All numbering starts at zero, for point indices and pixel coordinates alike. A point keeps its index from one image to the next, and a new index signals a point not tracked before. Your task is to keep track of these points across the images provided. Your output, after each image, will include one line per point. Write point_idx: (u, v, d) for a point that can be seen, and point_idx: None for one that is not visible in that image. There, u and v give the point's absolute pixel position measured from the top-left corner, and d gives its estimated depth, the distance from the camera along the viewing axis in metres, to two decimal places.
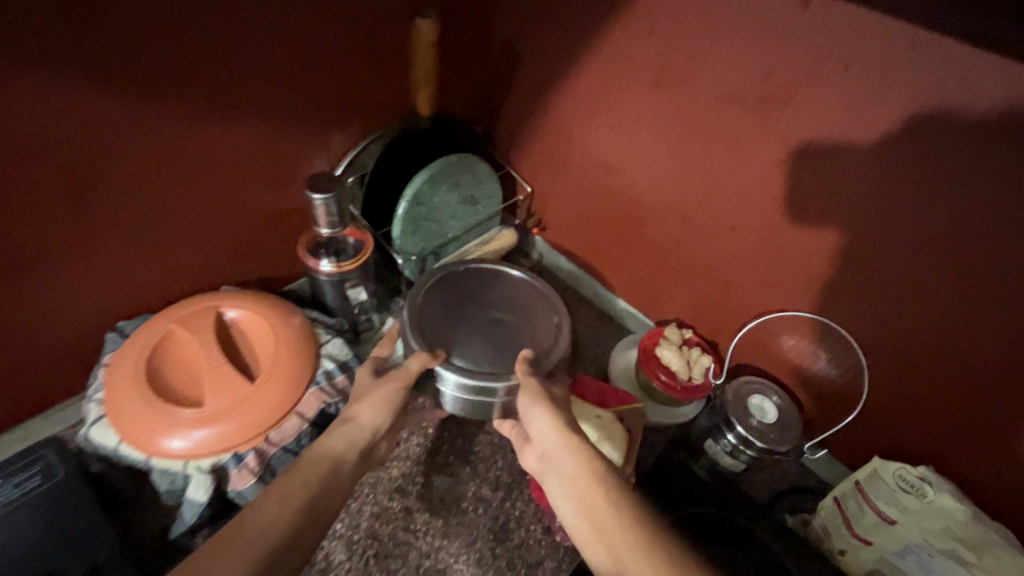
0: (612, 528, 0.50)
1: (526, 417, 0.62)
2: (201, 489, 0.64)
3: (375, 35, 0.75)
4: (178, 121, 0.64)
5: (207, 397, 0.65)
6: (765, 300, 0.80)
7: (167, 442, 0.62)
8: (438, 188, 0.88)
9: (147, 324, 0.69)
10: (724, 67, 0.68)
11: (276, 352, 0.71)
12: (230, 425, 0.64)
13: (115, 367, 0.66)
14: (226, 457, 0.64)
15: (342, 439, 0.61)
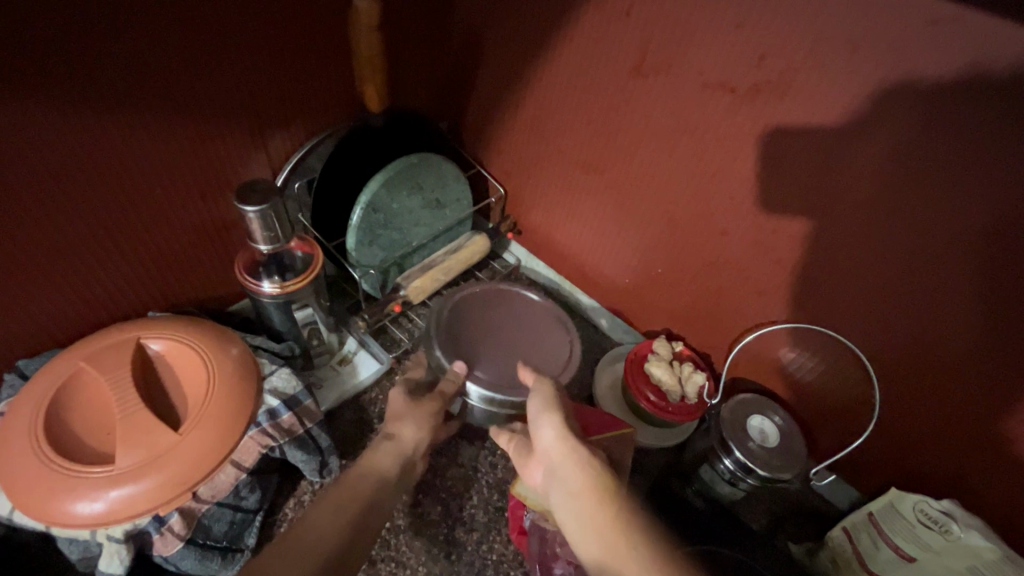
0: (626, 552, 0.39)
1: (533, 426, 0.53)
2: (115, 561, 0.55)
3: (312, 21, 0.65)
4: (71, 129, 0.53)
5: (120, 450, 0.55)
6: (760, 310, 0.73)
7: (70, 509, 0.52)
8: (396, 192, 0.78)
9: (48, 366, 0.59)
10: (710, 53, 0.59)
11: (207, 390, 0.61)
12: (145, 485, 0.54)
13: (9, 419, 0.56)
14: (144, 520, 0.55)
15: (385, 453, 0.58)
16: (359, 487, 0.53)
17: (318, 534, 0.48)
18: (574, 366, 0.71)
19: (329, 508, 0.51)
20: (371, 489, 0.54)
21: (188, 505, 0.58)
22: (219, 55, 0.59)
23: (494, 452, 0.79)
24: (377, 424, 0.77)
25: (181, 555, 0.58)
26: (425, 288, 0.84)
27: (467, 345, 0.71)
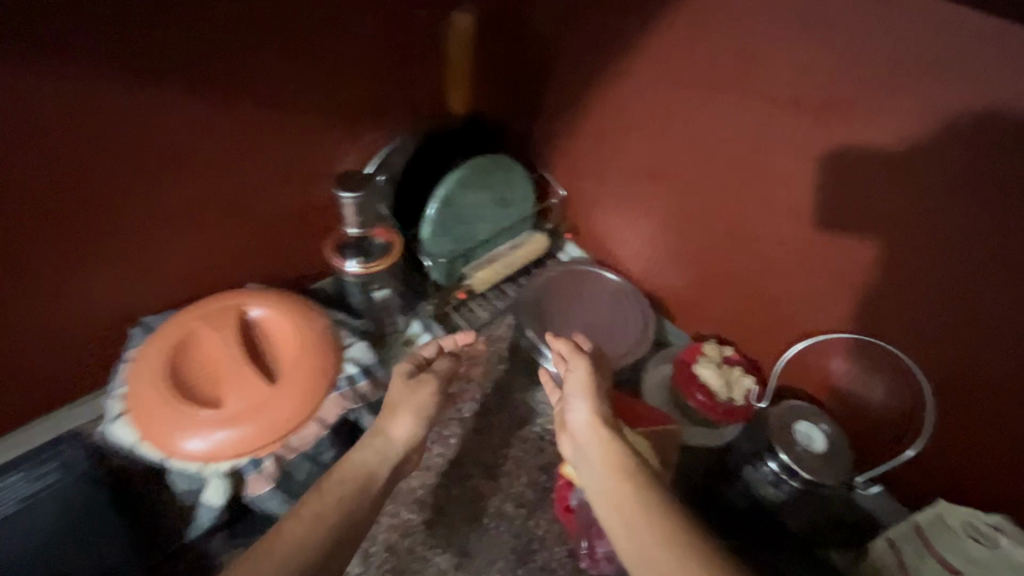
0: (634, 517, 0.45)
1: (568, 406, 0.61)
2: (218, 493, 0.63)
3: (407, 30, 0.73)
4: (206, 114, 0.63)
5: (228, 398, 0.64)
6: (813, 320, 0.74)
7: (187, 443, 0.61)
8: (469, 188, 0.85)
9: (170, 322, 0.68)
10: (777, 68, 0.63)
11: (299, 353, 0.69)
12: (249, 428, 0.62)
13: (139, 364, 0.66)
14: (244, 461, 0.63)
15: (374, 451, 0.59)
16: (344, 486, 0.54)
17: (298, 537, 0.47)
18: (639, 347, 0.88)
19: (315, 505, 0.50)
20: (355, 484, 0.54)
21: (279, 453, 0.64)
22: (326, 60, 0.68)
23: (544, 437, 0.84)
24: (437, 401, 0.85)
25: (269, 496, 0.65)
26: (488, 279, 0.92)
27: (550, 323, 0.91)
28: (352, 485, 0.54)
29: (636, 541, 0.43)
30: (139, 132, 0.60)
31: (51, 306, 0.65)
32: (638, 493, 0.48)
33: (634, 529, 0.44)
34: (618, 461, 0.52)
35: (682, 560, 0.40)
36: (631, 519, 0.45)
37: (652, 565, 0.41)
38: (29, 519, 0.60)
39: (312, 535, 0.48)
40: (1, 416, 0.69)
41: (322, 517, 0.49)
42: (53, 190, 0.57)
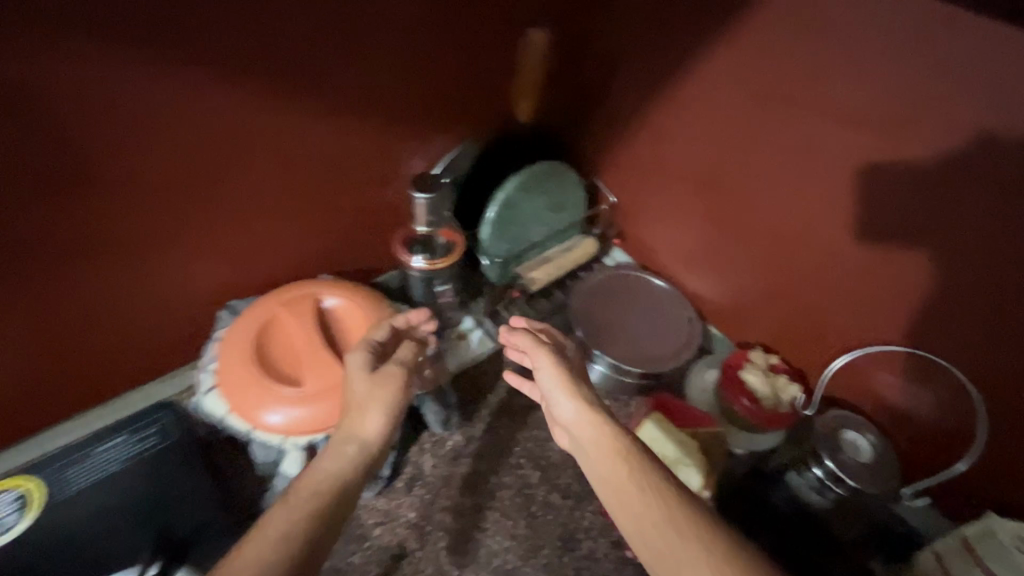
0: (640, 506, 0.47)
1: (551, 400, 0.59)
2: (295, 464, 0.70)
3: (483, 43, 0.78)
4: (305, 117, 0.70)
5: (307, 377, 0.70)
6: (864, 332, 0.76)
7: (272, 417, 0.67)
8: (527, 192, 0.89)
9: (254, 306, 0.74)
10: (842, 85, 0.66)
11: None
12: (326, 407, 0.68)
13: (228, 343, 0.72)
14: (320, 436, 0.69)
15: (341, 455, 0.53)
16: (315, 499, 0.48)
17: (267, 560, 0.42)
18: (684, 352, 0.91)
19: (281, 522, 0.45)
20: (328, 491, 0.49)
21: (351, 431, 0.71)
22: (409, 71, 0.74)
23: None
24: (488, 393, 0.89)
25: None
26: (541, 280, 0.95)
27: (598, 325, 0.95)
28: (326, 497, 0.48)
29: (643, 531, 0.46)
30: (251, 131, 0.67)
31: (153, 285, 0.72)
32: (637, 478, 0.49)
33: (642, 520, 0.46)
34: (612, 448, 0.52)
35: (689, 546, 0.43)
36: (637, 509, 0.47)
37: (663, 553, 0.44)
38: (132, 478, 0.67)
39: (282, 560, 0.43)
40: (106, 381, 0.76)
41: (291, 538, 0.44)
42: (178, 181, 0.65)
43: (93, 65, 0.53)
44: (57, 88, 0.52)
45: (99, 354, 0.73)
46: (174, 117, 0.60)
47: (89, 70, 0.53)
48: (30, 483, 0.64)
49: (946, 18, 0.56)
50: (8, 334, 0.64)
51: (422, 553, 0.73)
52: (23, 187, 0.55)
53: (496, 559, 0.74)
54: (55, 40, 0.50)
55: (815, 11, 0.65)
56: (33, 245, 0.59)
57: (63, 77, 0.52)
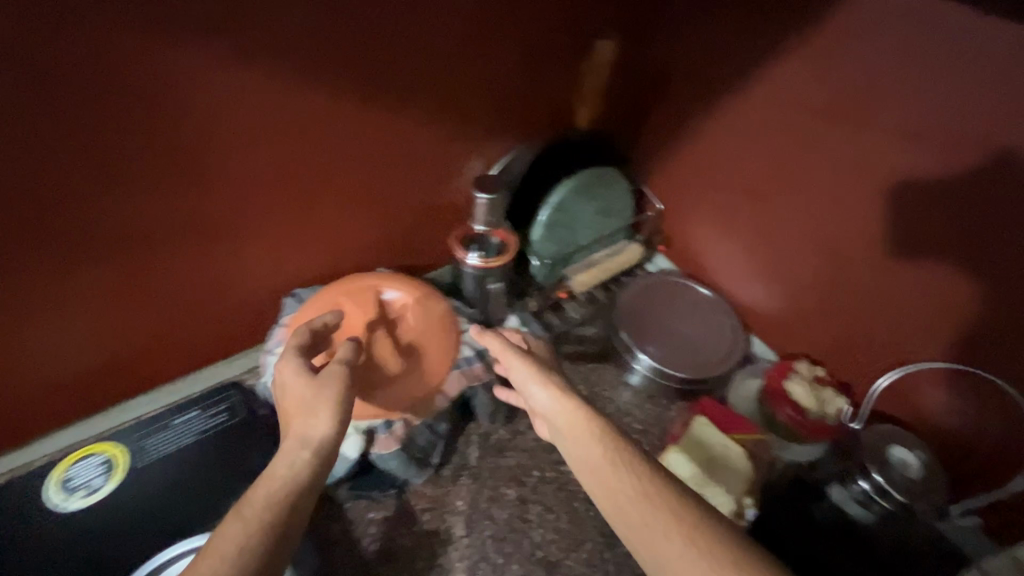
0: (626, 491, 0.48)
1: (525, 389, 0.59)
2: (354, 447, 0.74)
3: (549, 52, 0.81)
4: (380, 118, 0.73)
5: (368, 367, 0.75)
6: (915, 350, 0.76)
7: None
8: (579, 197, 0.92)
9: (318, 295, 0.78)
10: (910, 102, 0.67)
11: (425, 335, 0.79)
12: (385, 395, 0.74)
13: (294, 329, 0.76)
14: (378, 422, 0.74)
15: (289, 458, 0.48)
16: (272, 510, 0.44)
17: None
18: (727, 360, 0.93)
19: (237, 540, 0.41)
20: (285, 498, 0.45)
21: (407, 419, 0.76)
22: (478, 76, 0.77)
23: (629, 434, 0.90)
24: None
25: (395, 456, 0.76)
26: (587, 282, 0.99)
27: (642, 328, 0.96)
28: (286, 505, 0.45)
29: (622, 507, 0.48)
30: (332, 130, 0.70)
31: (231, 271, 0.76)
32: (611, 455, 0.51)
33: (625, 505, 0.48)
34: (588, 430, 0.54)
35: (662, 519, 0.46)
36: (617, 490, 0.49)
37: (643, 527, 0.46)
38: (199, 448, 0.79)
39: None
40: (179, 360, 0.80)
41: (250, 555, 0.41)
42: (264, 175, 0.69)
43: (204, 57, 0.56)
44: (174, 82, 0.56)
45: (176, 333, 0.77)
46: (267, 114, 0.64)
47: (200, 67, 0.56)
48: (114, 449, 0.77)
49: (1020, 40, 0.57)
50: (101, 311, 0.68)
51: (469, 540, 0.76)
52: (134, 173, 0.59)
53: (539, 551, 0.76)
54: (175, 34, 0.53)
55: (888, 27, 0.66)
56: (134, 228, 0.63)
57: (180, 72, 0.55)
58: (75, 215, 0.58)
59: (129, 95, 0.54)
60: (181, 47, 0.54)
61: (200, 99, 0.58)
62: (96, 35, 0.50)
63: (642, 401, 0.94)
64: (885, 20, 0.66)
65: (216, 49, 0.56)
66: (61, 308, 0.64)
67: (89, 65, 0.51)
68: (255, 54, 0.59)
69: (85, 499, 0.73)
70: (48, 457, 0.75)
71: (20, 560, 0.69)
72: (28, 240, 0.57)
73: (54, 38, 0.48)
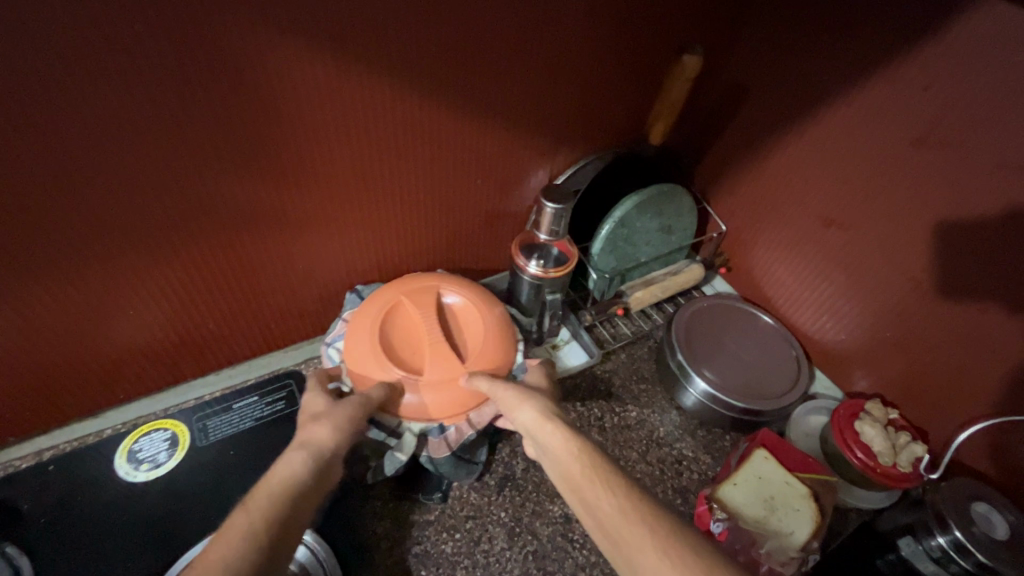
0: (600, 502, 0.48)
1: (511, 415, 0.62)
2: (406, 447, 0.72)
3: (622, 64, 0.80)
4: (453, 124, 0.73)
5: (426, 366, 0.73)
6: (1005, 401, 0.70)
7: (394, 397, 0.71)
8: (644, 212, 0.90)
9: (380, 293, 0.79)
10: (1018, 134, 0.60)
11: (485, 338, 0.77)
12: (442, 397, 0.71)
13: (354, 324, 0.77)
14: (433, 425, 0.72)
15: (298, 453, 0.53)
16: (281, 489, 0.48)
17: (228, 551, 0.41)
18: (790, 394, 0.87)
19: (240, 522, 0.44)
20: (287, 491, 0.49)
21: (463, 427, 0.72)
22: (550, 86, 0.76)
23: (681, 461, 0.87)
24: (579, 405, 0.90)
25: (444, 460, 0.74)
26: (644, 300, 0.97)
27: (700, 351, 0.91)
28: (285, 495, 0.48)
29: (601, 524, 0.47)
30: (407, 133, 0.71)
31: (301, 264, 0.78)
32: (587, 470, 0.51)
33: (601, 517, 0.47)
34: (565, 446, 0.54)
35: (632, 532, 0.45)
36: (592, 505, 0.48)
37: (616, 540, 0.45)
38: (259, 432, 0.82)
39: (244, 553, 0.41)
40: (244, 345, 0.83)
41: (253, 531, 0.43)
42: (338, 173, 0.70)
43: (289, 58, 0.57)
44: (255, 80, 0.56)
45: (243, 319, 0.80)
46: (347, 115, 0.65)
47: (284, 69, 0.57)
48: (178, 426, 0.80)
49: None
50: (175, 296, 0.70)
51: (510, 553, 0.74)
52: (216, 167, 0.61)
53: (581, 573, 0.73)
54: (260, 37, 0.54)
55: (998, 52, 0.60)
56: (215, 217, 0.66)
57: (263, 71, 0.56)
58: (157, 203, 0.61)
59: (219, 91, 0.55)
60: (272, 46, 0.55)
61: (285, 95, 0.59)
62: (198, 34, 0.51)
63: (695, 428, 0.91)
64: (995, 43, 0.60)
65: (305, 50, 0.57)
66: (142, 291, 0.67)
67: (182, 62, 0.52)
68: (335, 56, 0.59)
69: (148, 473, 0.76)
70: (115, 429, 0.78)
71: (82, 528, 0.71)
72: (122, 223, 0.60)
73: (160, 39, 0.50)
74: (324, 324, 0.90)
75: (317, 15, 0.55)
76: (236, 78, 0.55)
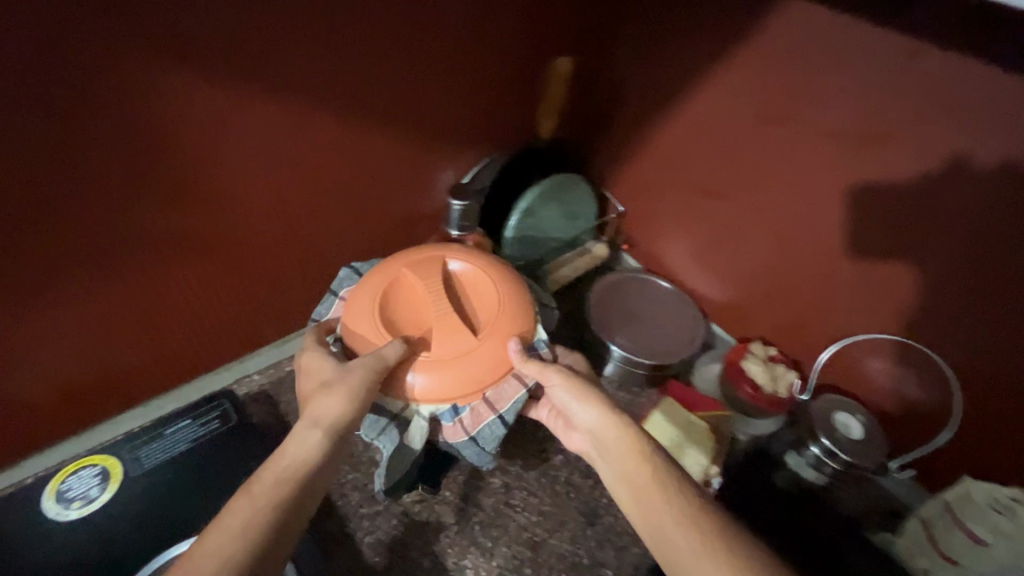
0: (659, 509, 0.53)
1: (568, 407, 0.63)
2: (419, 435, 0.67)
3: (513, 69, 0.88)
4: (361, 134, 0.78)
5: (435, 341, 0.66)
6: (851, 325, 0.85)
7: (405, 377, 0.64)
8: (547, 202, 0.99)
9: (381, 269, 0.71)
10: (830, 105, 0.75)
11: (500, 308, 0.70)
12: (455, 376, 0.65)
13: (354, 305, 0.69)
14: (445, 408, 0.66)
15: (305, 440, 0.55)
16: (284, 484, 0.52)
17: (234, 545, 0.47)
18: (691, 348, 0.99)
19: (242, 512, 0.49)
20: (294, 481, 0.53)
21: (480, 410, 0.67)
22: (449, 92, 0.83)
23: None
24: None
25: (464, 447, 0.68)
26: (559, 282, 1.06)
27: (611, 321, 1.02)
28: (287, 484, 0.52)
29: (658, 529, 0.53)
30: (314, 144, 0.75)
31: (222, 282, 0.79)
32: (653, 475, 0.55)
33: (659, 523, 0.53)
34: (630, 447, 0.58)
35: (688, 542, 0.50)
36: (653, 511, 0.54)
37: (664, 535, 0.52)
38: (197, 454, 0.82)
39: (249, 546, 0.48)
40: (168, 372, 0.82)
41: (256, 525, 0.49)
42: (248, 188, 0.72)
43: (191, 82, 0.59)
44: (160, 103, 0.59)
45: (167, 344, 0.79)
46: (254, 132, 0.68)
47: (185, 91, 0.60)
48: (109, 460, 0.79)
49: (906, 50, 0.67)
50: (88, 327, 0.69)
51: (458, 527, 0.80)
52: (127, 194, 0.62)
53: (525, 532, 0.80)
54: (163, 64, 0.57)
55: (807, 41, 0.75)
56: (126, 243, 0.66)
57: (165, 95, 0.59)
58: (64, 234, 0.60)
59: (124, 114, 0.57)
60: (172, 71, 0.58)
61: (189, 116, 0.62)
62: (93, 66, 0.53)
63: (615, 390, 1.01)
64: (804, 35, 0.75)
65: (206, 72, 0.60)
66: (52, 326, 0.66)
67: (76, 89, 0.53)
68: (241, 78, 0.62)
69: (82, 509, 0.76)
70: (36, 476, 0.77)
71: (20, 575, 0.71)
72: (26, 258, 0.59)
73: (58, 73, 0.51)
74: (252, 341, 0.91)
75: (219, 38, 0.58)
76: (138, 103, 0.57)
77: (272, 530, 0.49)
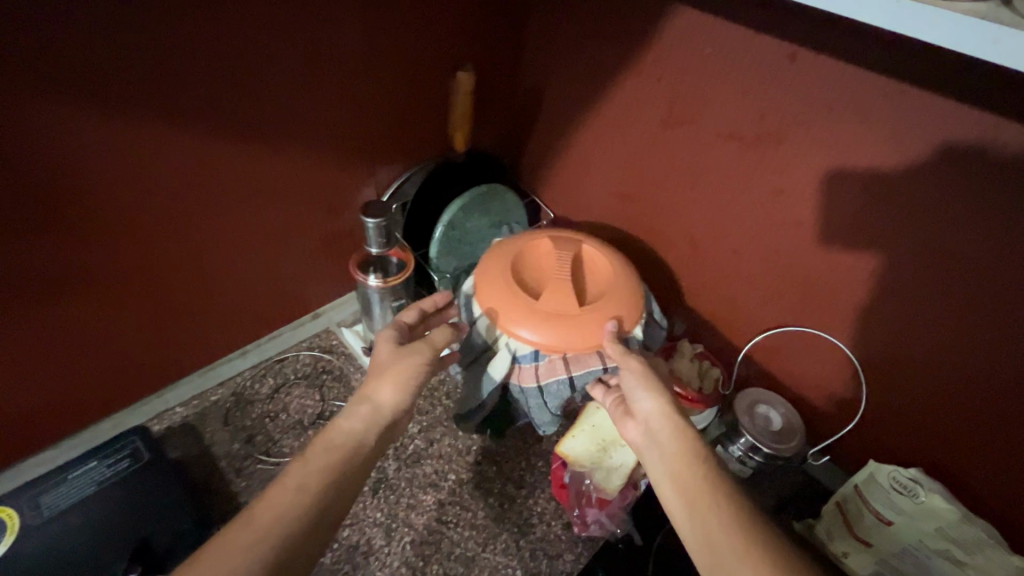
0: (708, 510, 0.49)
1: (631, 397, 0.63)
2: (498, 370, 0.77)
3: (425, 83, 0.88)
4: (269, 157, 0.77)
5: (546, 295, 0.76)
6: (767, 318, 0.88)
7: (505, 310, 0.75)
8: (471, 212, 0.98)
9: (525, 235, 0.84)
10: (724, 108, 0.78)
11: (612, 294, 0.77)
12: (546, 326, 0.73)
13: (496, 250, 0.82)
14: (528, 350, 0.74)
15: (360, 415, 0.59)
16: (335, 453, 0.55)
17: (285, 505, 0.49)
18: None
19: (298, 474, 0.52)
20: (347, 452, 0.55)
21: (556, 364, 0.74)
22: (359, 110, 0.83)
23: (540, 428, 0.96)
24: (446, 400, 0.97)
25: (532, 390, 0.77)
26: None
27: None
28: (338, 451, 0.55)
29: (704, 529, 0.48)
30: (218, 170, 0.73)
31: (130, 315, 0.77)
32: (706, 476, 0.52)
33: (707, 521, 0.48)
34: (688, 443, 0.55)
35: (738, 542, 0.46)
36: (700, 508, 0.49)
37: (708, 536, 0.47)
38: (99, 499, 0.76)
39: (299, 505, 0.50)
40: (84, 406, 0.81)
41: (304, 486, 0.51)
42: (148, 219, 0.71)
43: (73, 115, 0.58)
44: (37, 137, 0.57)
45: (75, 380, 0.77)
46: (149, 162, 0.67)
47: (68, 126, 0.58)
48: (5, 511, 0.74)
49: (784, 55, 0.70)
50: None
51: (389, 548, 0.79)
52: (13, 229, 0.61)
53: (456, 548, 0.80)
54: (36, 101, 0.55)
55: (698, 48, 0.77)
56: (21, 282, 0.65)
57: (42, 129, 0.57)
58: None
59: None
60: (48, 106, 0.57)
61: (74, 148, 0.60)
62: None
63: None
64: (695, 42, 0.77)
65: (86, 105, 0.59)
66: None
67: None
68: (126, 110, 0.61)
69: None
70: None
71: None
72: None
73: None
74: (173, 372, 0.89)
75: (100, 71, 0.57)
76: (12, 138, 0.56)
77: (321, 495, 0.51)
